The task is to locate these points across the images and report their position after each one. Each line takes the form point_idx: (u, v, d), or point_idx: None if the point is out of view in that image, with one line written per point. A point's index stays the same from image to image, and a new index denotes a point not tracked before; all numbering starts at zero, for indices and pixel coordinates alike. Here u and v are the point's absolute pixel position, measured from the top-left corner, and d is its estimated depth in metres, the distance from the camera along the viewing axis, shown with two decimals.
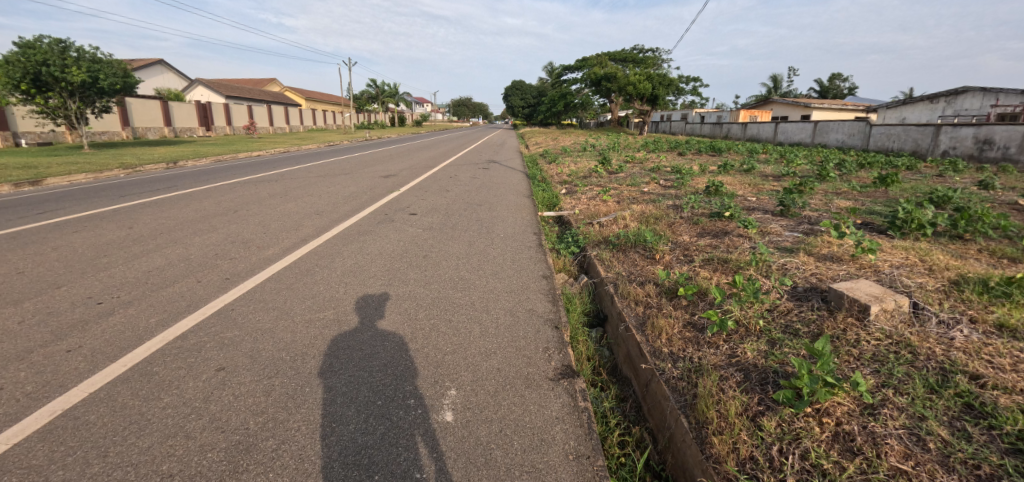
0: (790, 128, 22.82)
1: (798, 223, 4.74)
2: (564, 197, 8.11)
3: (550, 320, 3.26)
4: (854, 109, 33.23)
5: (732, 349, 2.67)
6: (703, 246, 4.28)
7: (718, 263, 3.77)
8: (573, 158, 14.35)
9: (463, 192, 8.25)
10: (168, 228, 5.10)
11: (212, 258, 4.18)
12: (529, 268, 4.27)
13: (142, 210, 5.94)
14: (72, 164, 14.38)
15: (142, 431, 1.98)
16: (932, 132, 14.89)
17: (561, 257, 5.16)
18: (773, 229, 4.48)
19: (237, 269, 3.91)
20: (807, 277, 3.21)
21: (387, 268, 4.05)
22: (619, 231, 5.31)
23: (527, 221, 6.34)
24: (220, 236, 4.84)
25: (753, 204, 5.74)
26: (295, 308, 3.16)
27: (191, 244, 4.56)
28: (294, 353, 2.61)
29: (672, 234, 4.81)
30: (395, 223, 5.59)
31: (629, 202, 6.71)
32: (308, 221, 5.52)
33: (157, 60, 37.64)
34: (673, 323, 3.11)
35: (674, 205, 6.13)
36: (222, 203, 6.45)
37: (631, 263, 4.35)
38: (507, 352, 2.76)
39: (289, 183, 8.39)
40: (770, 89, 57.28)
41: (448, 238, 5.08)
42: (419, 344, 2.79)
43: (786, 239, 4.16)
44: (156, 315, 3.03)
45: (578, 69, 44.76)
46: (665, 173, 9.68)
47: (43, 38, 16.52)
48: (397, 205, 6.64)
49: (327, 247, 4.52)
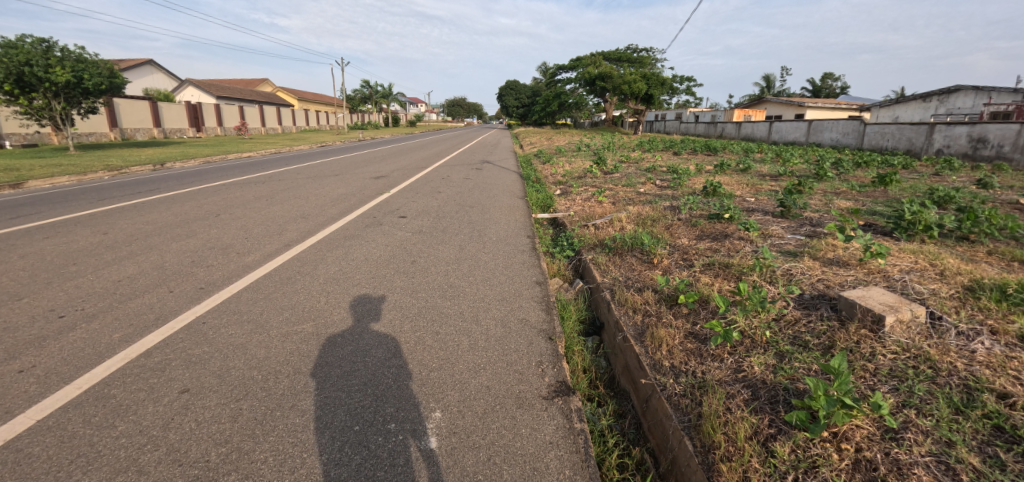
0: (785, 127, 22.78)
1: (800, 224, 4.59)
2: (559, 198, 7.94)
3: (544, 331, 3.06)
4: (847, 108, 33.33)
5: (737, 362, 2.50)
6: (703, 249, 4.11)
7: (719, 268, 3.60)
8: (568, 158, 14.18)
9: (455, 194, 8.04)
10: (144, 234, 4.86)
11: (188, 265, 3.96)
12: (522, 274, 4.08)
13: (120, 215, 5.70)
14: (55, 166, 14.02)
15: (90, 465, 1.77)
16: (926, 130, 14.87)
17: (555, 261, 4.98)
18: (774, 231, 4.32)
19: (214, 277, 3.69)
20: (815, 284, 3.05)
21: (372, 275, 3.85)
22: (615, 234, 5.13)
23: (521, 223, 6.16)
24: (199, 242, 4.62)
25: (753, 205, 5.58)
26: (272, 321, 2.95)
27: (167, 251, 4.33)
28: (266, 372, 2.40)
29: (671, 237, 4.63)
30: (384, 227, 5.39)
31: (625, 203, 6.55)
32: (293, 225, 5.30)
33: (146, 60, 37.08)
34: (674, 333, 2.94)
35: (671, 206, 5.97)
36: (205, 207, 6.20)
37: (628, 268, 4.17)
38: (497, 368, 2.57)
39: (277, 185, 8.16)
40: (763, 89, 57.51)
41: (438, 242, 4.88)
42: (403, 360, 2.59)
43: (789, 242, 4.00)
44: (120, 330, 2.81)
45: (572, 69, 44.64)
46: (661, 173, 9.54)
47: (25, 38, 16.11)
48: (387, 208, 6.44)
49: (311, 253, 4.31)
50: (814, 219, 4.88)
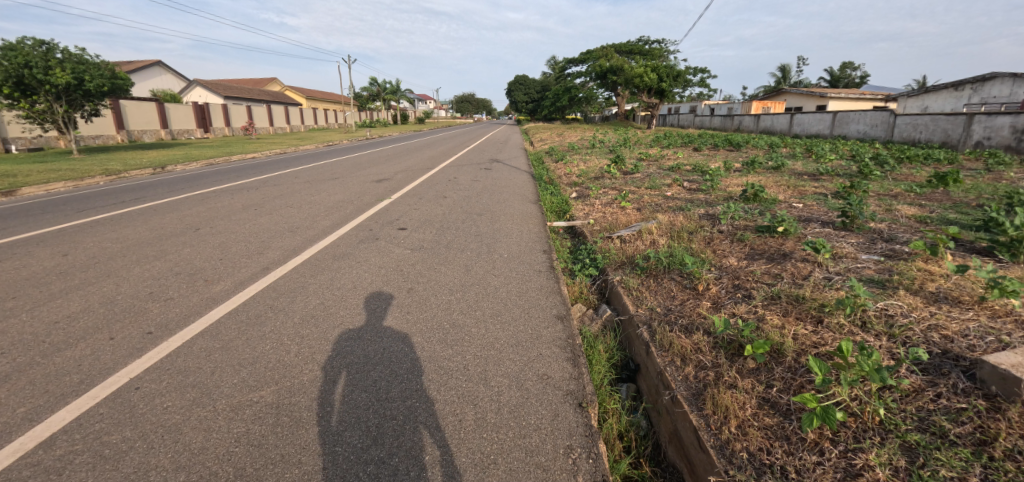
0: (807, 119, 21.71)
1: (873, 241, 3.82)
2: (575, 202, 7.25)
3: (573, 394, 2.37)
4: (871, 98, 31.78)
5: (846, 459, 1.80)
6: (759, 274, 3.37)
7: (788, 303, 2.87)
8: (581, 156, 13.50)
9: (462, 199, 7.35)
10: (108, 256, 4.28)
11: (143, 298, 3.35)
12: (538, 306, 3.37)
13: (89, 231, 5.14)
14: (54, 171, 13.66)
15: None
16: (964, 121, 13.84)
17: (576, 282, 4.27)
18: (845, 251, 3.57)
19: (169, 316, 3.07)
20: (927, 335, 2.33)
21: (358, 313, 3.15)
22: (645, 249, 4.40)
23: (535, 235, 5.45)
24: (165, 266, 4.02)
25: (805, 213, 4.78)
26: (223, 385, 2.31)
27: (126, 278, 3.74)
28: (198, 476, 1.75)
29: (715, 256, 3.88)
30: (380, 242, 4.75)
31: (652, 210, 5.79)
32: (276, 243, 4.66)
33: (155, 61, 37.23)
34: (743, 399, 2.24)
35: (708, 213, 5.20)
36: (186, 219, 5.64)
37: (667, 297, 3.46)
38: (514, 462, 1.89)
39: (271, 192, 7.59)
40: (779, 80, 55.70)
41: (440, 262, 4.21)
42: (386, 450, 1.91)
43: (869, 267, 3.26)
44: (30, 402, 2.21)
45: (581, 62, 43.61)
46: (685, 172, 8.78)
47: (25, 40, 15.81)
48: (386, 218, 5.79)
49: (290, 279, 3.68)
50: (883, 232, 4.10)
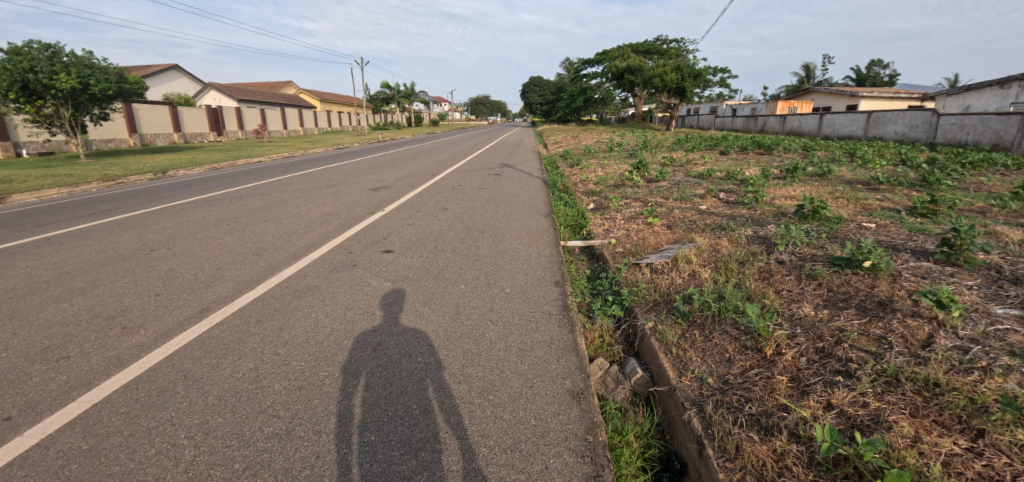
0: (838, 120, 20.29)
1: (1003, 288, 2.79)
2: (591, 215, 6.37)
3: None
4: (907, 98, 29.94)
5: None
6: (854, 335, 2.43)
7: (917, 393, 1.94)
8: (599, 160, 12.63)
9: (464, 212, 6.51)
10: (28, 289, 3.56)
11: (30, 358, 2.57)
12: (548, 376, 2.47)
13: (26, 253, 4.45)
14: (51, 177, 13.25)
15: None
16: (1018, 122, 12.44)
17: (596, 326, 3.35)
18: (972, 303, 2.58)
19: (47, 390, 2.28)
20: None
21: (300, 387, 2.29)
22: (685, 287, 3.45)
23: (547, 259, 4.55)
24: (86, 304, 3.26)
25: (887, 239, 3.79)
26: None
27: (29, 324, 2.98)
28: None
29: (783, 302, 2.93)
30: (359, 270, 3.95)
31: (686, 229, 4.85)
32: (232, 272, 3.87)
33: (171, 66, 37.63)
34: None
35: (757, 236, 4.23)
36: (145, 238, 4.92)
37: (720, 362, 2.54)
38: None
39: (255, 203, 6.88)
40: (804, 79, 53.66)
41: (424, 301, 3.36)
42: None
43: (1016, 331, 2.29)
44: None
45: (597, 63, 42.58)
46: (717, 179, 7.83)
47: (31, 44, 15.63)
48: (374, 237, 4.98)
49: (227, 330, 2.85)
50: (1005, 269, 3.09)
